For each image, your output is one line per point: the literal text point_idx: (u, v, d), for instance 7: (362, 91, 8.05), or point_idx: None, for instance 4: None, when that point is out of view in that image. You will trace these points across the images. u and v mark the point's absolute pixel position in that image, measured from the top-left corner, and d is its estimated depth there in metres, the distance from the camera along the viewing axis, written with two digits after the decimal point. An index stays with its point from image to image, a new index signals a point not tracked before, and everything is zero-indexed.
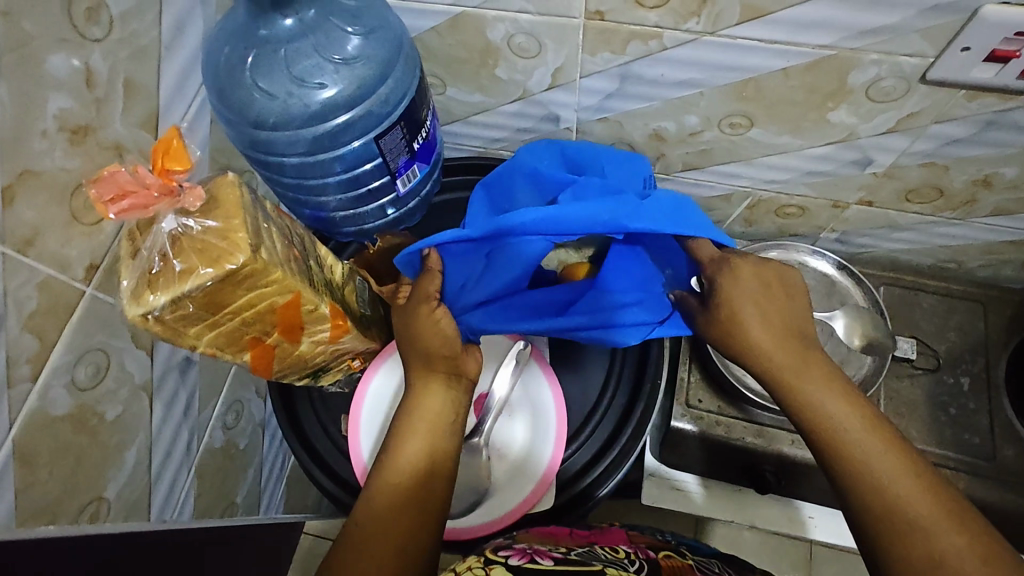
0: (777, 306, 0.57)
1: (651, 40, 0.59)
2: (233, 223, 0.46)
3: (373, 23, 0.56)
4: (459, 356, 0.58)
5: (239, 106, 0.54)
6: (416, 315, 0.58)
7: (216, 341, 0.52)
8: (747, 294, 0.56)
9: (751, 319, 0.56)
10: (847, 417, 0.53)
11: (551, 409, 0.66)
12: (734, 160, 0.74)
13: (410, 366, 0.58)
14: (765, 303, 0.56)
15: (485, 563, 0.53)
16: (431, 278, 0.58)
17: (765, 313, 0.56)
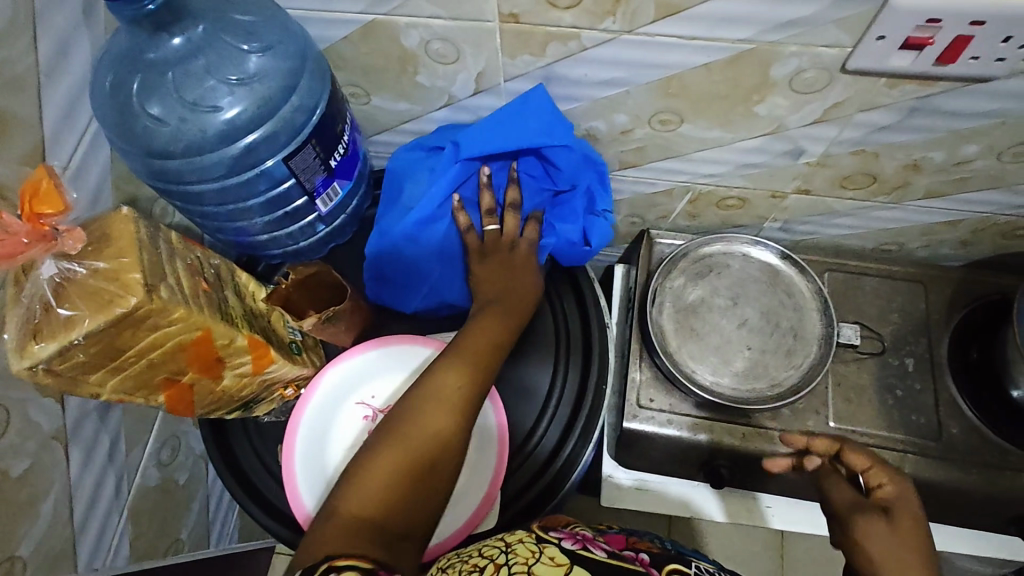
0: (914, 537, 0.49)
1: (569, 41, 0.58)
2: (125, 263, 0.43)
3: (272, 37, 0.54)
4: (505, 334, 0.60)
5: (132, 136, 0.51)
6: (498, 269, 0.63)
7: (123, 385, 0.49)
8: (910, 519, 0.51)
9: (900, 545, 0.49)
10: None
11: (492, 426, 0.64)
12: (669, 156, 0.73)
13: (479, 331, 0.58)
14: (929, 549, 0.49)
15: (537, 540, 0.52)
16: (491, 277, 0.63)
17: (919, 543, 0.49)
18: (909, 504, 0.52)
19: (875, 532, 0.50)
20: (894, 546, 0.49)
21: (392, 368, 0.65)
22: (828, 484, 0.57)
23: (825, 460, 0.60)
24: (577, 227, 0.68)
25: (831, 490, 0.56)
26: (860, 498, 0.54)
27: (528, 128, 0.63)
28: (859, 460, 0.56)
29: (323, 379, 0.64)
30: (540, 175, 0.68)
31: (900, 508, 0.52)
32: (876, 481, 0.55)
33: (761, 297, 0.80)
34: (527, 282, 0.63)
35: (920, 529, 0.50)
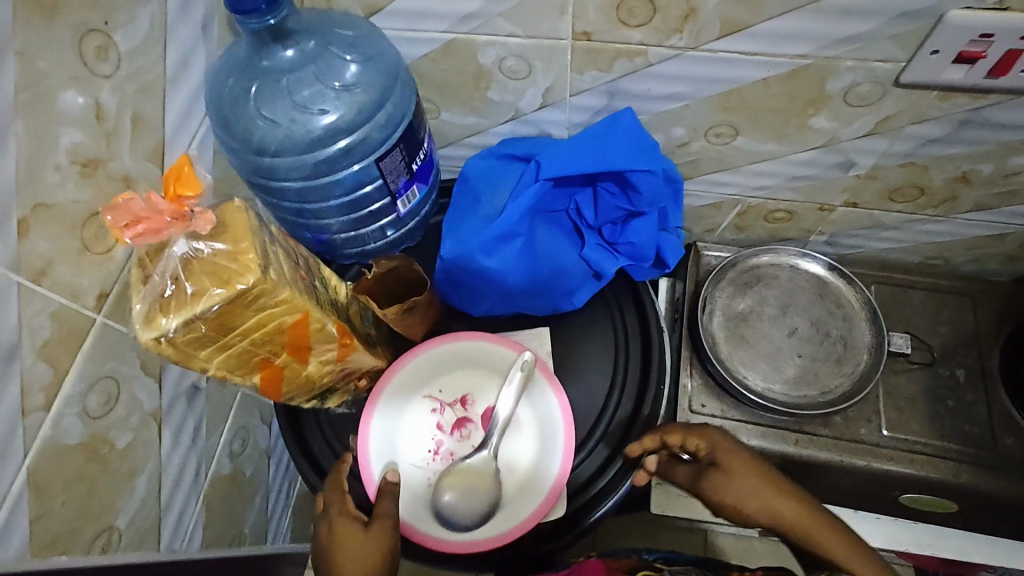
0: (740, 467, 0.55)
1: (636, 58, 0.62)
2: (242, 246, 0.47)
3: (370, 51, 0.60)
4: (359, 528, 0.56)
5: (241, 133, 0.57)
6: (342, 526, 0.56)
7: (226, 363, 0.52)
8: (726, 446, 0.58)
9: (740, 484, 0.54)
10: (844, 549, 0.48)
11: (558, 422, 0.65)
12: (722, 169, 0.76)
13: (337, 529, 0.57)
14: (768, 476, 0.55)
15: None
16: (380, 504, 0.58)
17: (745, 475, 0.55)
18: (713, 437, 0.59)
19: (716, 479, 0.56)
20: (740, 490, 0.54)
21: (462, 365, 0.68)
22: (669, 472, 0.61)
23: (666, 456, 0.61)
24: (650, 247, 0.69)
25: (674, 476, 0.60)
26: (693, 468, 0.59)
27: (614, 151, 0.62)
28: (675, 437, 0.60)
29: (395, 372, 0.67)
30: (617, 194, 0.67)
31: (722, 455, 0.57)
32: (694, 445, 0.60)
33: (809, 307, 0.82)
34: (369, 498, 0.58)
35: (737, 448, 0.58)
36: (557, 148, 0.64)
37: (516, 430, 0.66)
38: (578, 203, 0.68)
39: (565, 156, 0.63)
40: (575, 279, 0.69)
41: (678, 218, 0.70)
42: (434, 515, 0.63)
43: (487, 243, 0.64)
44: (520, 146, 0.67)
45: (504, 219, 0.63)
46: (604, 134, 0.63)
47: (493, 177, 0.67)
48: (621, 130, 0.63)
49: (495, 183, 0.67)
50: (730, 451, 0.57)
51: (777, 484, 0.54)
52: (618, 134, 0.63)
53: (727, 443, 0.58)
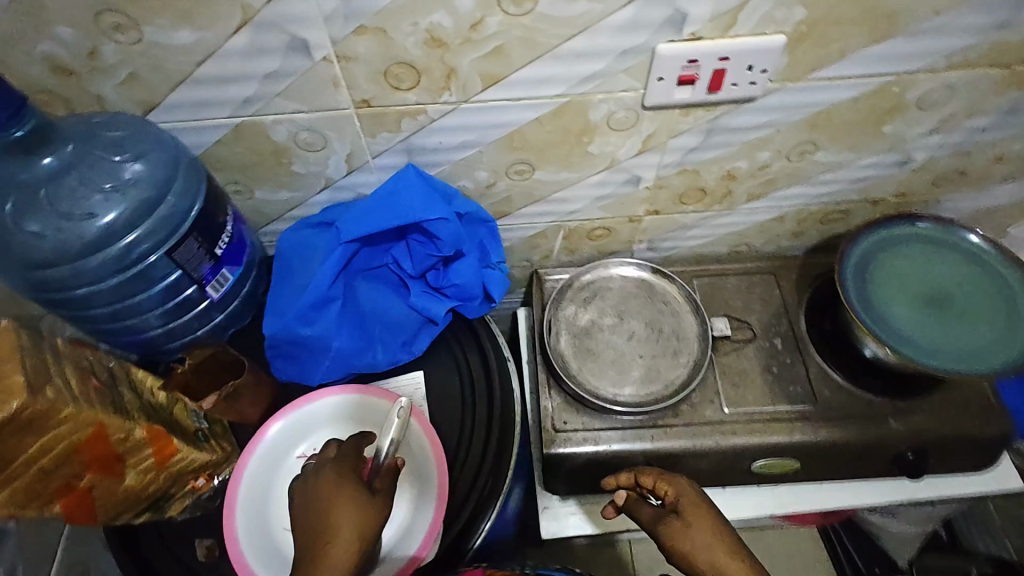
0: (698, 513, 0.68)
1: (418, 116, 0.67)
2: (5, 368, 0.45)
3: (143, 145, 0.59)
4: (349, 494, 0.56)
5: (11, 252, 0.55)
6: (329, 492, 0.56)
7: (13, 497, 0.48)
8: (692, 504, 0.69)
9: (691, 530, 0.66)
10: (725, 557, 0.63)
11: (431, 458, 0.65)
12: (534, 201, 0.82)
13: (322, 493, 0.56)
14: (721, 528, 0.66)
15: None
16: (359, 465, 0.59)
17: (695, 523, 0.67)
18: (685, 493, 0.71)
19: (670, 525, 0.68)
20: (687, 535, 0.66)
21: (335, 419, 0.66)
22: (634, 508, 0.74)
23: (630, 491, 0.76)
24: (474, 287, 0.72)
25: (637, 511, 0.73)
26: (658, 509, 0.72)
27: (405, 204, 0.65)
28: (649, 481, 0.74)
29: (250, 459, 0.63)
30: (427, 242, 0.69)
31: (685, 503, 0.69)
32: (663, 491, 0.72)
33: (642, 310, 0.89)
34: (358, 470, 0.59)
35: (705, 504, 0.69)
36: (353, 212, 0.65)
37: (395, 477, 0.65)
38: (394, 257, 0.70)
39: (361, 217, 0.65)
40: (406, 329, 0.71)
41: (497, 253, 0.74)
42: None
43: (302, 314, 0.64)
44: (323, 214, 0.68)
45: (313, 289, 0.64)
46: (396, 188, 0.65)
47: (303, 248, 0.67)
48: (416, 182, 0.66)
49: (305, 254, 0.67)
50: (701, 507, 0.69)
51: (722, 528, 0.66)
52: (415, 186, 0.66)
53: (693, 494, 0.70)
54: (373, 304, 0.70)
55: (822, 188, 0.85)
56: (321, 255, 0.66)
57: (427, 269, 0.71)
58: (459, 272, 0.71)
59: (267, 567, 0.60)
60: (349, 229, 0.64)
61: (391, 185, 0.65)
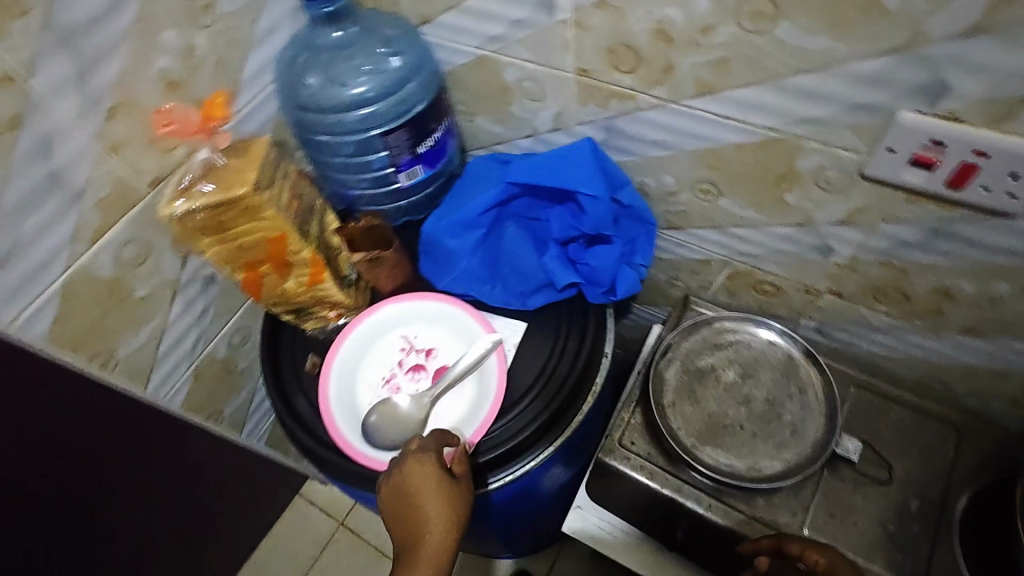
0: None
1: (627, 100, 0.69)
2: (248, 167, 0.62)
3: (405, 47, 0.74)
4: (435, 479, 0.62)
5: (292, 91, 0.74)
6: (419, 483, 0.62)
7: (220, 254, 0.67)
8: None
9: None
10: None
11: (490, 394, 0.72)
12: (709, 226, 0.79)
13: (410, 481, 0.62)
14: None
15: None
16: (436, 457, 0.63)
17: None
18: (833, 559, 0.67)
19: None
20: None
21: (438, 322, 0.77)
22: None
23: (771, 559, 0.70)
24: (606, 275, 0.75)
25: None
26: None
27: (569, 173, 0.69)
28: (795, 547, 0.69)
29: (369, 316, 0.78)
30: (576, 215, 0.73)
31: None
32: (812, 560, 0.68)
33: (771, 384, 0.81)
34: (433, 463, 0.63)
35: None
36: (527, 161, 0.71)
37: (457, 391, 0.73)
38: (546, 216, 0.75)
39: (530, 168, 0.70)
40: (526, 282, 0.76)
41: (644, 256, 0.76)
42: (359, 430, 0.72)
43: (452, 226, 0.74)
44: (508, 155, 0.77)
45: (469, 210, 0.73)
46: (571, 153, 0.70)
47: (480, 176, 0.76)
48: (593, 156, 0.70)
49: (479, 181, 0.76)
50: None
51: None
52: (590, 160, 0.70)
53: (848, 565, 0.66)
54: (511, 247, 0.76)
55: None
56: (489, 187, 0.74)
57: (567, 239, 0.75)
58: (595, 256, 0.75)
59: (339, 394, 0.74)
60: (517, 173, 0.71)
61: (569, 151, 0.70)
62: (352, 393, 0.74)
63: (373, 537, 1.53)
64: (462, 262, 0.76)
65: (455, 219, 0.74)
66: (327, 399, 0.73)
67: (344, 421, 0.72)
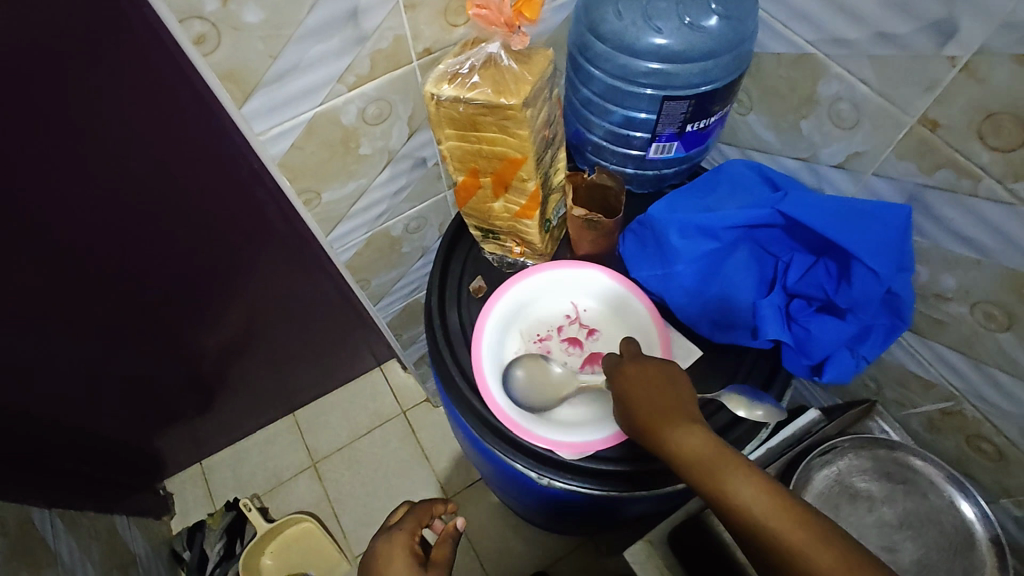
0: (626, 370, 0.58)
1: (965, 178, 0.56)
2: (525, 78, 0.58)
3: (735, 12, 0.64)
4: (402, 533, 0.81)
5: (592, 10, 0.66)
6: (391, 537, 0.80)
7: (454, 149, 0.64)
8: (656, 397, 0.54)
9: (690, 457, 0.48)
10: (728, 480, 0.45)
11: None
12: (963, 352, 0.66)
13: (385, 537, 0.81)
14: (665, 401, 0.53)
15: None
16: (416, 516, 0.85)
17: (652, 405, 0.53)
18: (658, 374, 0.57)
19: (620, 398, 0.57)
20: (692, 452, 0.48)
21: (617, 309, 0.72)
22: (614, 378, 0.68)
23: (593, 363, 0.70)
24: (822, 350, 0.64)
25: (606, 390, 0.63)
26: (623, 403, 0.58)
27: (857, 234, 0.57)
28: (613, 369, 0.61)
29: (549, 269, 0.73)
30: (832, 278, 0.62)
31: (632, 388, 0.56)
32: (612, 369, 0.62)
33: (929, 544, 0.71)
34: (407, 528, 0.81)
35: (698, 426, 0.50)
36: (811, 197, 0.60)
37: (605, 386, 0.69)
38: (791, 260, 0.65)
39: (814, 208, 0.59)
40: (728, 314, 0.67)
41: (871, 353, 0.64)
42: (500, 375, 0.69)
43: (687, 223, 0.65)
44: (783, 176, 0.66)
45: (716, 216, 0.64)
46: (869, 214, 0.57)
47: (739, 184, 0.67)
48: (898, 232, 0.56)
49: (735, 189, 0.66)
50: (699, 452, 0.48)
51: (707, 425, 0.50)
52: (891, 233, 0.57)
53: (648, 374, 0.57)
54: (734, 273, 0.66)
55: None
56: (749, 203, 0.64)
57: (801, 295, 0.65)
58: (823, 328, 0.63)
59: (493, 332, 0.71)
60: (797, 205, 0.60)
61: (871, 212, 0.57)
62: (506, 338, 0.71)
63: (426, 437, 1.60)
64: (675, 264, 0.66)
65: (694, 218, 0.65)
66: (480, 331, 0.70)
67: (490, 358, 0.70)
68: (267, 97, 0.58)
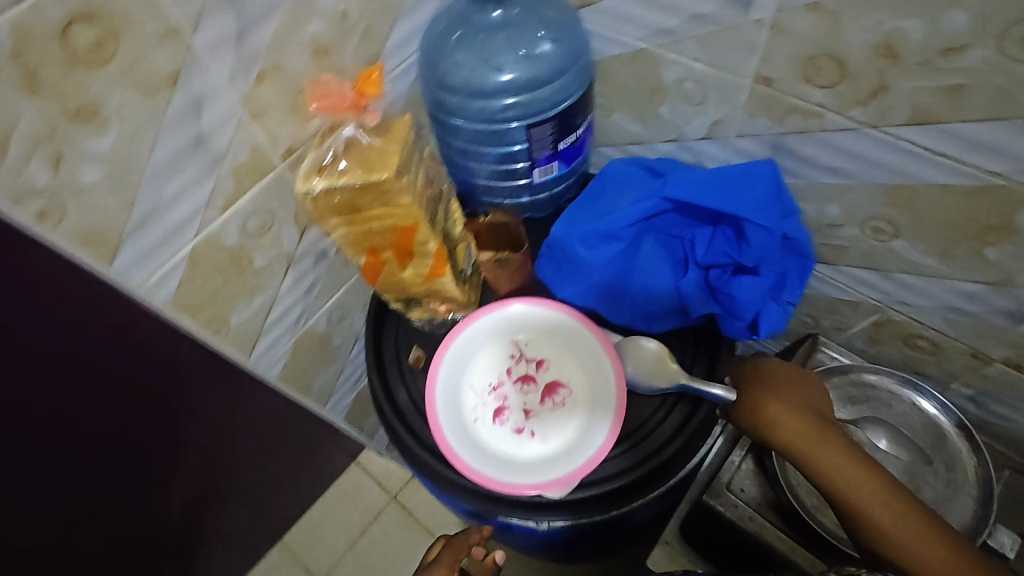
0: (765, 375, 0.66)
1: (811, 118, 0.60)
2: (390, 149, 0.58)
3: (564, 33, 0.68)
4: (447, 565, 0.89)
5: (433, 68, 0.68)
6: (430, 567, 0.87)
7: (346, 236, 0.63)
8: (770, 391, 0.64)
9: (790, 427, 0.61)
10: (831, 457, 0.59)
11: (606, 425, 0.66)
12: (869, 267, 0.71)
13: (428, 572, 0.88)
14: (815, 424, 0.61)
15: None
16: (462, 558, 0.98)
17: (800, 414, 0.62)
18: (779, 373, 0.66)
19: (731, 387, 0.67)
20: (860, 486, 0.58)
21: (558, 333, 0.72)
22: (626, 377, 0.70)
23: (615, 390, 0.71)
24: (749, 309, 0.66)
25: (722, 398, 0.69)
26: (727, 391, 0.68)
27: (737, 198, 0.62)
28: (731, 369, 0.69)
29: (480, 317, 0.72)
30: (733, 242, 0.65)
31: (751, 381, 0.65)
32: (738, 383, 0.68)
33: (907, 451, 0.72)
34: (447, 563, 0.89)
35: (814, 426, 0.61)
36: (686, 176, 0.65)
37: (569, 410, 0.68)
38: (693, 237, 0.67)
39: (690, 185, 0.64)
40: (657, 304, 0.69)
41: (795, 295, 0.67)
42: (465, 435, 0.68)
43: (588, 233, 0.68)
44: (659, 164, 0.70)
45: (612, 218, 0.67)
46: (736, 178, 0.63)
47: (624, 181, 0.70)
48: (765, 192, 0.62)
49: (622, 187, 0.70)
50: (813, 441, 0.60)
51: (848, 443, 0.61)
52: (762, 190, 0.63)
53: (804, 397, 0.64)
54: (648, 264, 0.68)
55: None
56: (635, 198, 0.68)
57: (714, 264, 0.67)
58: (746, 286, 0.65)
59: (446, 396, 0.70)
60: (675, 188, 0.64)
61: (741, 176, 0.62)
62: (458, 396, 0.70)
63: (425, 514, 1.53)
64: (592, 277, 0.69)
65: (594, 227, 0.68)
66: (433, 400, 0.69)
67: (447, 423, 0.68)
68: (138, 246, 0.55)
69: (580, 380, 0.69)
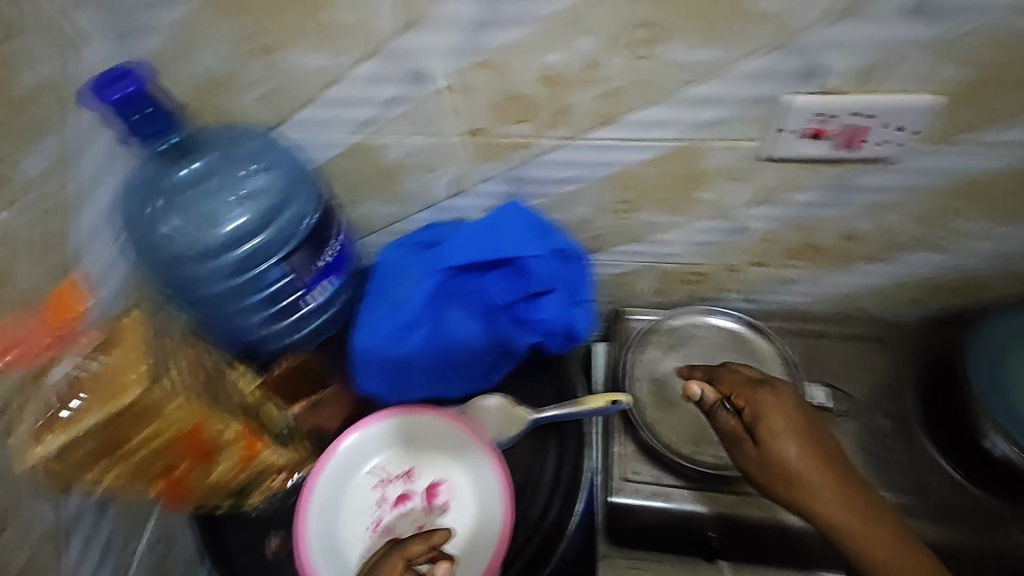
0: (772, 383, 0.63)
1: (525, 148, 0.66)
2: (126, 360, 0.51)
3: (274, 158, 0.66)
4: None
5: (154, 247, 0.64)
6: None
7: (121, 475, 0.54)
8: (770, 403, 0.61)
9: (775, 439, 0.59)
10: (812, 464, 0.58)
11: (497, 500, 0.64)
12: (629, 240, 0.80)
13: None
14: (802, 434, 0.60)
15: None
16: None
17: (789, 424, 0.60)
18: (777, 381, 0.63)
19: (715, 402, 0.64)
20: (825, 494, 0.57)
21: (412, 436, 0.67)
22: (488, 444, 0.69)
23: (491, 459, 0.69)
24: (558, 323, 0.70)
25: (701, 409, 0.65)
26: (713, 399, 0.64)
27: (506, 240, 0.66)
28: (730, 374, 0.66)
29: (325, 464, 0.65)
30: (519, 276, 0.69)
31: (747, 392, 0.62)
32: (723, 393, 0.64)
33: None
34: None
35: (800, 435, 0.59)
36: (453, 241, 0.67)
37: (458, 505, 0.65)
38: (484, 286, 0.69)
39: (461, 248, 0.66)
40: (482, 359, 0.71)
41: (594, 292, 0.72)
42: None
43: (389, 332, 0.67)
44: (425, 235, 0.71)
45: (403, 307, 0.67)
46: (498, 223, 0.67)
47: (401, 265, 0.70)
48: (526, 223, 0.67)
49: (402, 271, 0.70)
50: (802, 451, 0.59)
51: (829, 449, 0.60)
52: (524, 223, 0.67)
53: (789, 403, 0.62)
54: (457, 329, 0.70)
55: (960, 258, 0.77)
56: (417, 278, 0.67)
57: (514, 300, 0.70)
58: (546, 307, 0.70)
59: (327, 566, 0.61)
60: (448, 256, 0.66)
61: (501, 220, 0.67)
62: (342, 554, 0.63)
63: None
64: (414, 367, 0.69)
65: (391, 324, 0.67)
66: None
67: None
68: None
69: (455, 467, 0.66)
